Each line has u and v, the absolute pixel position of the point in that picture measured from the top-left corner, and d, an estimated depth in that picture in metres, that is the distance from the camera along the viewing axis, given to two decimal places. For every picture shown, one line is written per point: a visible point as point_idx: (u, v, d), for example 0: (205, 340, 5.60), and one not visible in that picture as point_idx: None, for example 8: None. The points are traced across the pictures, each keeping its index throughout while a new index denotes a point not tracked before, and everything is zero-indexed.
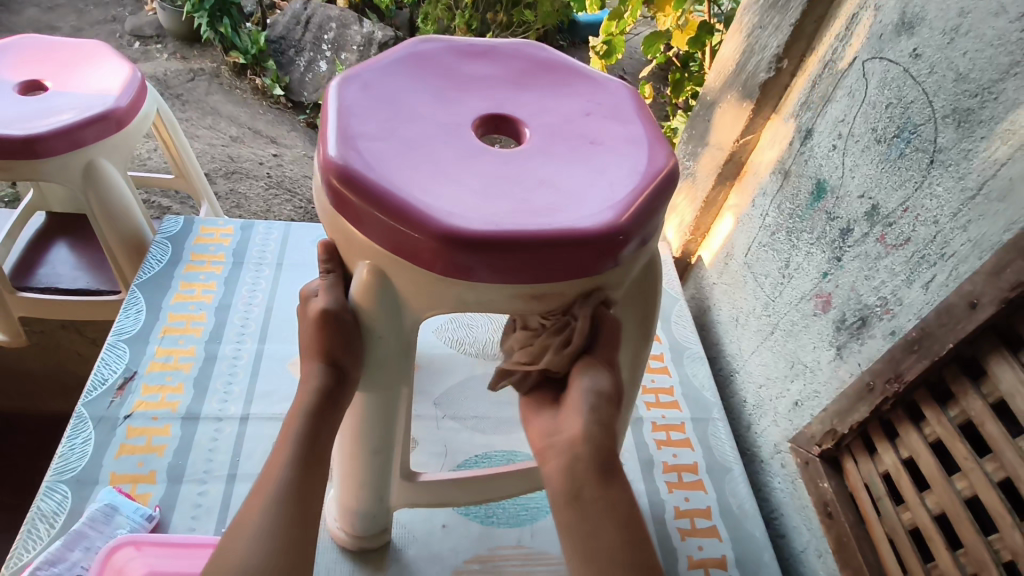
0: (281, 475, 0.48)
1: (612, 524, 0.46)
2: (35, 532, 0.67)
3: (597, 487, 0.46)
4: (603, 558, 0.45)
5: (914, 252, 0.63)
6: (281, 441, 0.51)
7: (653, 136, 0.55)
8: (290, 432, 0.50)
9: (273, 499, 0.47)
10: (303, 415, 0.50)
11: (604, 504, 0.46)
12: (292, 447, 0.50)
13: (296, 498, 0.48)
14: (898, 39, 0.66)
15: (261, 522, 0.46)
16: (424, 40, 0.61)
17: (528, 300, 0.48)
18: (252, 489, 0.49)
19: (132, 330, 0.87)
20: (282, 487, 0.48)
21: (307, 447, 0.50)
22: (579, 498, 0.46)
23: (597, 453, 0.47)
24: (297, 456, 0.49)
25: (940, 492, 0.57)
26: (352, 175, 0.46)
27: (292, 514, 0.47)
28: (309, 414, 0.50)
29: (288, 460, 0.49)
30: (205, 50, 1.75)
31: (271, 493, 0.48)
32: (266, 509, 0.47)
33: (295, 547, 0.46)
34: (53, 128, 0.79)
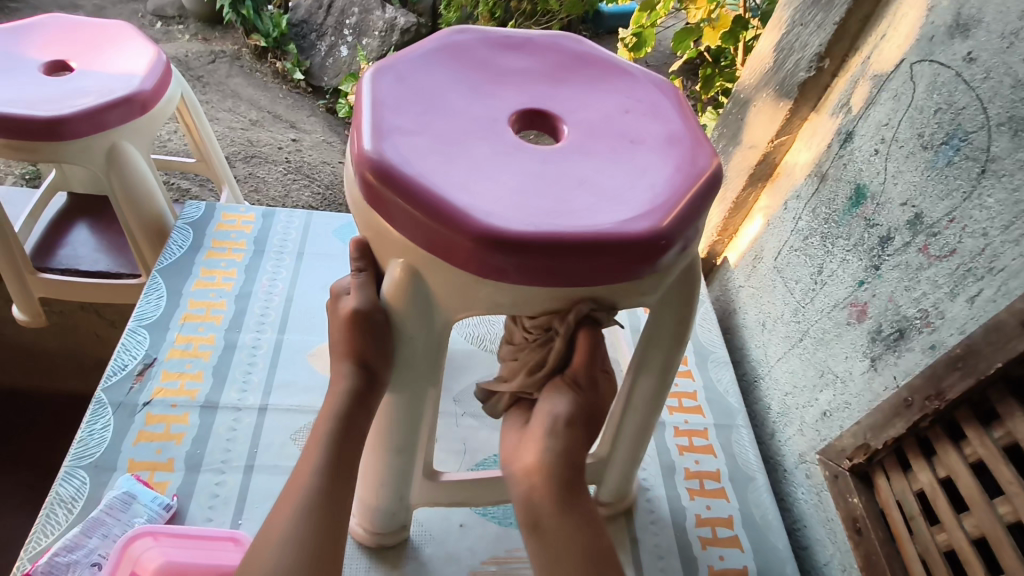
0: (311, 483, 0.50)
1: (574, 556, 0.51)
2: (55, 517, 0.66)
3: (556, 519, 0.51)
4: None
5: (960, 264, 0.61)
6: (309, 448, 0.52)
7: (694, 135, 0.53)
8: (319, 435, 0.52)
9: (303, 508, 0.49)
10: (332, 417, 0.51)
11: (567, 524, 0.51)
12: (320, 455, 0.51)
13: (325, 507, 0.49)
14: (951, 41, 0.63)
15: (290, 532, 0.48)
16: (458, 31, 0.59)
17: (565, 302, 0.47)
18: (280, 495, 0.51)
19: (153, 316, 0.87)
20: (311, 493, 0.49)
21: (337, 456, 0.51)
22: (536, 525, 0.52)
23: (553, 485, 0.52)
24: (327, 464, 0.50)
25: (980, 515, 0.55)
26: (388, 170, 0.44)
27: (318, 522, 0.49)
28: (339, 418, 0.51)
29: (316, 467, 0.50)
30: (227, 32, 1.74)
31: (301, 502, 0.49)
32: (296, 517, 0.49)
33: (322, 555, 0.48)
34: (78, 111, 0.79)
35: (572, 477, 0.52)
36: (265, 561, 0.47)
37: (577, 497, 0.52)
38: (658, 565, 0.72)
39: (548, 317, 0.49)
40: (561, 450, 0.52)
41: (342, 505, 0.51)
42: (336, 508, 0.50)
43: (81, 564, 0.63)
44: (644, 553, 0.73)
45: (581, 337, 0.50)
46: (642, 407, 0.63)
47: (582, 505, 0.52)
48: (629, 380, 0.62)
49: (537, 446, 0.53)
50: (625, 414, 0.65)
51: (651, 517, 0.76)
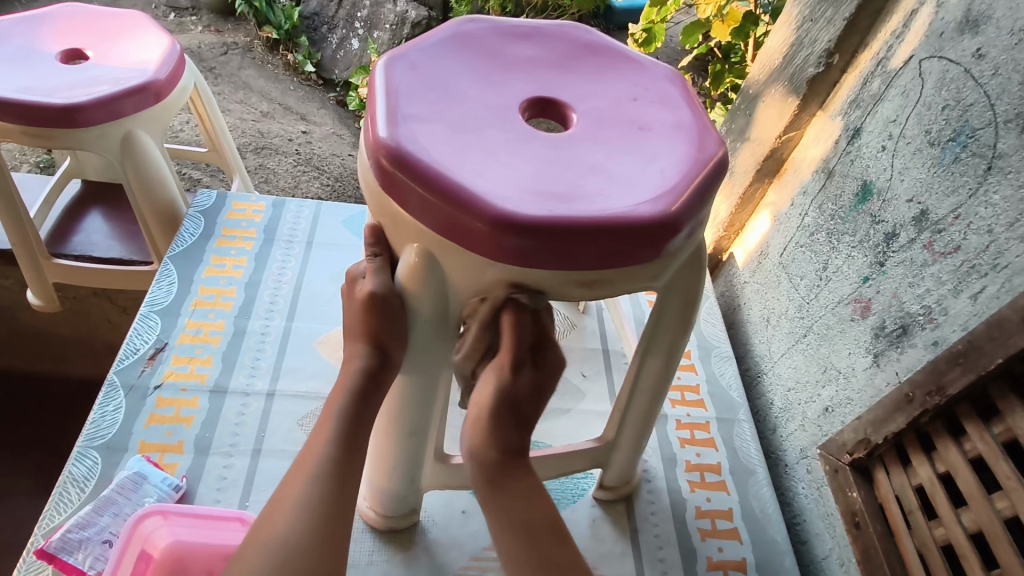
0: (324, 453, 0.51)
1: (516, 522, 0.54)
2: (67, 496, 0.68)
3: (500, 487, 0.56)
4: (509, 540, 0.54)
5: (964, 260, 0.61)
6: (323, 420, 0.53)
7: (702, 123, 0.54)
8: (334, 410, 0.53)
9: (316, 476, 0.50)
10: (347, 394, 0.52)
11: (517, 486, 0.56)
12: (334, 428, 0.52)
13: (337, 478, 0.50)
14: (961, 37, 0.63)
15: (305, 500, 0.49)
16: (468, 20, 0.60)
17: (570, 288, 0.47)
18: (295, 462, 0.52)
19: (164, 302, 0.88)
20: (327, 464, 0.51)
21: (350, 430, 0.52)
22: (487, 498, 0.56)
23: (495, 454, 0.56)
24: (340, 436, 0.52)
25: (978, 509, 0.55)
26: (403, 156, 0.45)
27: (335, 491, 0.50)
28: (353, 395, 0.52)
29: (330, 439, 0.52)
30: (239, 24, 1.75)
31: (314, 469, 0.51)
32: (309, 483, 0.50)
33: (336, 520, 0.49)
34: (93, 99, 0.80)
35: (513, 450, 0.57)
36: (281, 525, 0.49)
37: (515, 470, 0.57)
38: (657, 556, 0.73)
39: (492, 302, 0.52)
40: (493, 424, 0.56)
41: (354, 476, 0.52)
42: (347, 479, 0.51)
43: (93, 541, 0.64)
44: (644, 543, 0.74)
45: (506, 317, 0.51)
46: (648, 391, 0.65)
47: (522, 477, 0.56)
48: (636, 364, 0.63)
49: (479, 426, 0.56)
50: (632, 398, 0.66)
51: (652, 508, 0.77)
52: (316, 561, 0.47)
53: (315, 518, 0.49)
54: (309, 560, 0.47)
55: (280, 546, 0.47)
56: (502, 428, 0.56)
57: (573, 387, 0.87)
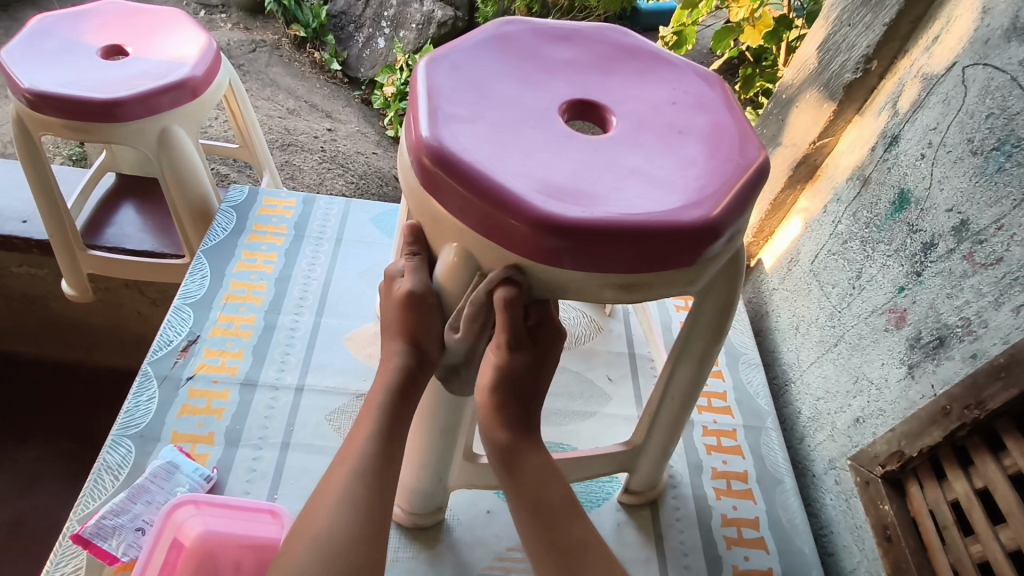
0: (364, 448, 0.51)
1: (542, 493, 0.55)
2: (102, 483, 0.70)
3: (531, 455, 0.56)
4: (547, 509, 0.55)
5: (1006, 272, 0.60)
6: (363, 416, 0.53)
7: (742, 128, 0.53)
8: (373, 407, 0.53)
9: (357, 470, 0.50)
10: (387, 391, 0.52)
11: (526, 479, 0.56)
12: (373, 424, 0.52)
13: (379, 473, 0.50)
14: (1008, 44, 0.62)
15: (343, 494, 0.49)
16: (508, 22, 0.60)
17: (607, 291, 0.47)
18: (334, 458, 0.52)
19: (197, 295, 0.90)
20: (367, 460, 0.50)
21: (389, 424, 0.52)
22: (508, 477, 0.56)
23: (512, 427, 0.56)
24: (380, 432, 0.52)
25: (1017, 526, 0.54)
26: (446, 156, 0.46)
27: (372, 486, 0.49)
28: (392, 393, 0.52)
29: (370, 434, 0.52)
30: (268, 22, 1.78)
31: (355, 465, 0.50)
32: (351, 476, 0.50)
33: (374, 516, 0.49)
34: (133, 94, 0.82)
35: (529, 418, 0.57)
36: (322, 517, 0.48)
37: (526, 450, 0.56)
38: (682, 562, 0.72)
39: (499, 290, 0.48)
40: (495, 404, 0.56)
41: (391, 474, 0.51)
42: (388, 475, 0.51)
43: (126, 528, 0.66)
44: (669, 550, 0.73)
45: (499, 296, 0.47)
46: (679, 397, 0.64)
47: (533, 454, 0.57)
48: (668, 370, 0.63)
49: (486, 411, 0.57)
50: (662, 402, 0.65)
51: (676, 515, 0.76)
52: (362, 554, 0.47)
53: (357, 512, 0.48)
54: (355, 555, 0.47)
55: (321, 538, 0.47)
56: (515, 404, 0.56)
57: (598, 390, 0.86)
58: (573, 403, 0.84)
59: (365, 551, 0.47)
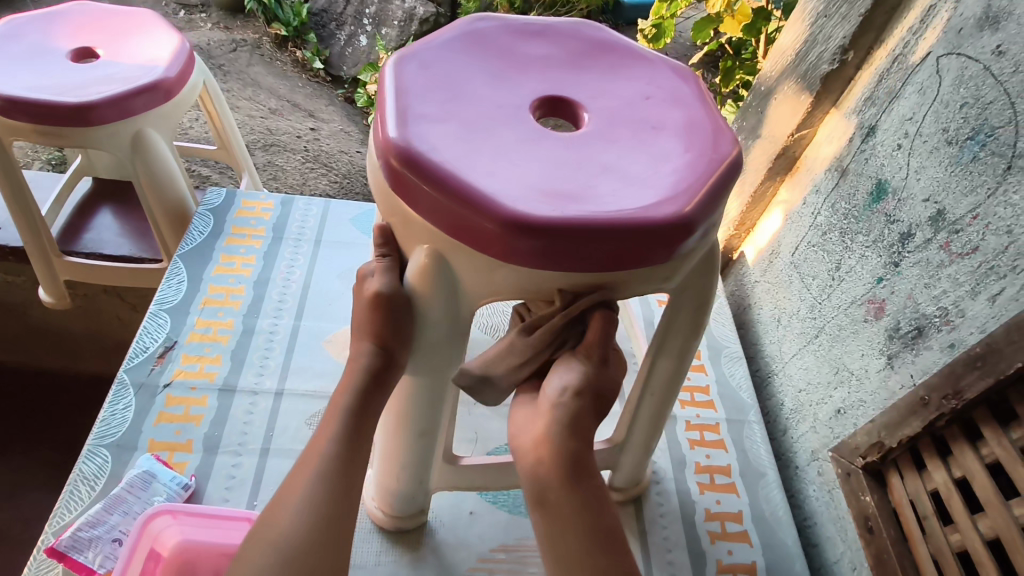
0: (327, 450, 0.49)
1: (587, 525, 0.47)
2: (78, 493, 0.69)
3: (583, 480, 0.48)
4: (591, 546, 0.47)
5: (982, 262, 0.60)
6: (327, 417, 0.51)
7: (716, 122, 0.53)
8: (338, 407, 0.51)
9: (321, 472, 0.47)
10: (352, 390, 0.51)
11: (568, 510, 0.48)
12: (338, 425, 0.50)
13: (342, 475, 0.48)
14: (981, 34, 0.62)
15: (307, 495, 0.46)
16: (479, 18, 0.59)
17: (580, 289, 0.47)
18: (298, 457, 0.50)
19: (173, 300, 0.88)
20: (329, 461, 0.48)
21: (352, 425, 0.50)
22: (543, 505, 0.48)
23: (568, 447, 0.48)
24: (344, 433, 0.49)
25: (995, 515, 0.54)
26: (414, 157, 0.45)
27: (336, 487, 0.47)
28: (358, 392, 0.51)
29: (333, 436, 0.49)
30: (248, 21, 1.77)
31: (317, 466, 0.48)
32: (315, 478, 0.47)
33: (336, 520, 0.46)
34: (105, 97, 0.80)
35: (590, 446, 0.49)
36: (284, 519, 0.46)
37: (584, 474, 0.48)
38: (666, 558, 0.72)
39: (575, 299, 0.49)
40: (571, 422, 0.48)
41: (357, 475, 0.49)
42: (353, 477, 0.48)
43: (103, 539, 0.64)
44: (652, 545, 0.73)
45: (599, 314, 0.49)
46: (659, 392, 0.64)
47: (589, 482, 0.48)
48: (648, 362, 0.62)
49: (548, 424, 0.49)
50: (643, 399, 0.65)
51: (660, 511, 0.76)
52: (323, 558, 0.45)
53: (319, 514, 0.46)
54: (316, 557, 0.45)
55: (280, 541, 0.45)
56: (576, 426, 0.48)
57: None
58: None
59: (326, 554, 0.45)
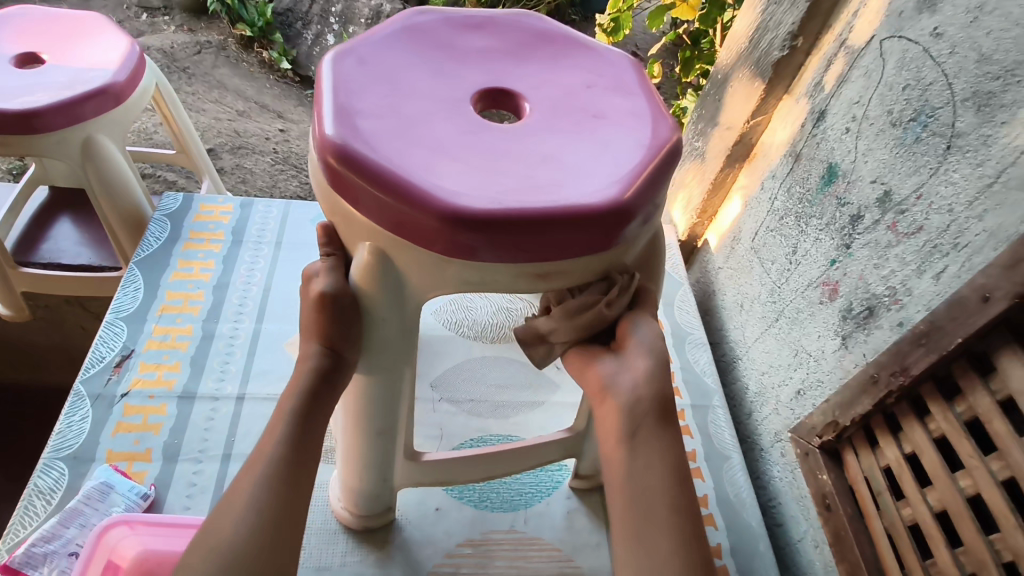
0: (272, 453, 0.47)
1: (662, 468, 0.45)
2: (33, 509, 0.67)
3: (656, 430, 0.46)
4: (652, 494, 0.44)
5: (926, 241, 0.61)
6: (272, 423, 0.49)
7: (656, 108, 0.53)
8: (285, 410, 0.49)
9: (265, 475, 0.46)
10: (299, 393, 0.50)
11: (656, 449, 0.45)
12: (284, 427, 0.48)
13: (289, 477, 0.46)
14: (919, 16, 0.63)
15: (252, 498, 0.44)
16: (419, 11, 0.59)
17: (522, 280, 0.47)
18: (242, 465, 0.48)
19: (130, 308, 0.87)
20: (276, 463, 0.46)
21: (300, 427, 0.49)
22: (631, 441, 0.46)
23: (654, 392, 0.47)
24: (291, 435, 0.48)
25: (943, 488, 0.55)
26: (350, 153, 0.44)
27: (281, 491, 0.45)
28: (305, 393, 0.50)
29: (279, 439, 0.48)
30: (212, 22, 1.73)
31: (260, 471, 0.46)
32: (259, 483, 0.45)
33: (282, 524, 0.44)
34: (51, 104, 0.78)
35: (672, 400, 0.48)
36: (227, 524, 0.44)
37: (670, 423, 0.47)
38: None
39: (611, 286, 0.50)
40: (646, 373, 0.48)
41: (304, 477, 0.47)
42: (300, 478, 0.47)
43: (58, 554, 0.64)
44: None
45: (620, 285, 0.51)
46: None
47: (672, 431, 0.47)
48: None
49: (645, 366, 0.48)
50: None
51: None
52: (267, 564, 0.43)
53: (262, 519, 0.44)
54: (260, 562, 0.43)
55: (222, 548, 0.42)
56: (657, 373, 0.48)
57: (547, 379, 0.87)
58: (522, 394, 0.84)
59: (273, 558, 0.43)
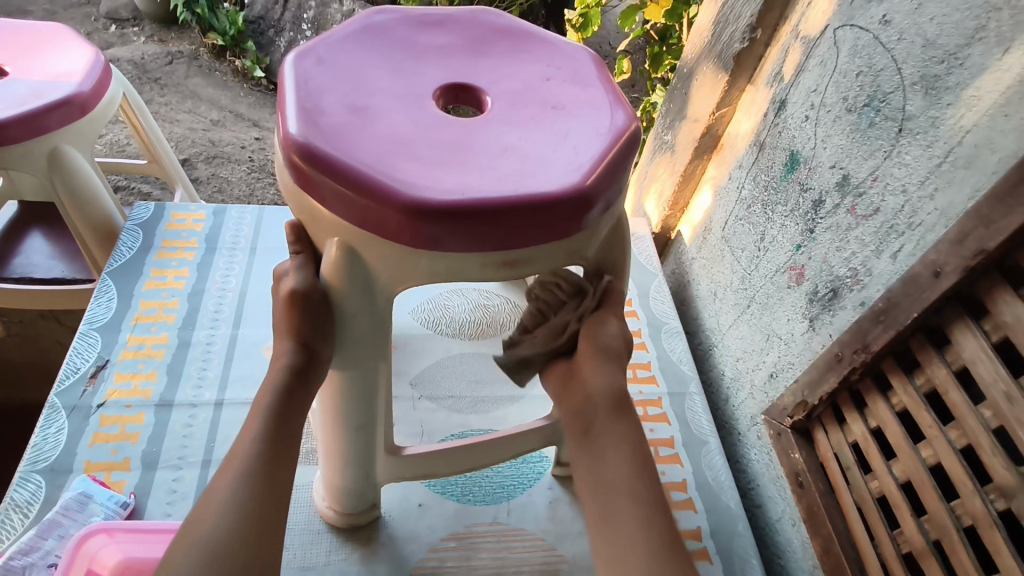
0: (249, 450, 0.47)
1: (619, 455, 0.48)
2: (10, 523, 0.67)
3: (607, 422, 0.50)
4: (611, 485, 0.47)
5: (883, 222, 0.63)
6: (249, 420, 0.50)
7: (614, 98, 0.54)
8: (260, 407, 0.50)
9: (242, 473, 0.46)
10: (274, 390, 0.50)
11: (611, 437, 0.49)
12: (260, 425, 0.49)
13: (266, 474, 0.46)
14: (869, 5, 0.65)
15: (230, 496, 0.45)
16: (379, 11, 0.59)
17: (489, 270, 0.48)
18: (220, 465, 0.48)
19: (104, 319, 0.86)
20: (253, 460, 0.47)
21: (276, 424, 0.49)
22: (587, 446, 0.50)
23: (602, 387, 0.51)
24: (268, 432, 0.48)
25: (906, 459, 0.57)
26: (314, 151, 0.45)
27: (258, 488, 0.46)
28: (280, 390, 0.50)
29: (256, 436, 0.48)
30: (183, 32, 1.74)
31: (238, 469, 0.46)
32: (236, 480, 0.46)
33: (261, 519, 0.45)
34: (15, 115, 0.77)
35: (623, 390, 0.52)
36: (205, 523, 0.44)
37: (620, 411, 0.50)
38: None
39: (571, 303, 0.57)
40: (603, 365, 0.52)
41: (282, 472, 0.48)
42: (278, 475, 0.47)
43: (37, 566, 0.63)
44: None
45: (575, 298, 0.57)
46: None
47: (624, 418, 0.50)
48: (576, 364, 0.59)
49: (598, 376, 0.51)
50: None
51: None
52: (248, 559, 0.43)
53: (240, 514, 0.44)
54: (243, 555, 0.43)
55: (201, 545, 0.43)
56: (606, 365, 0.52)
57: None
58: (502, 389, 0.85)
59: (254, 551, 0.43)
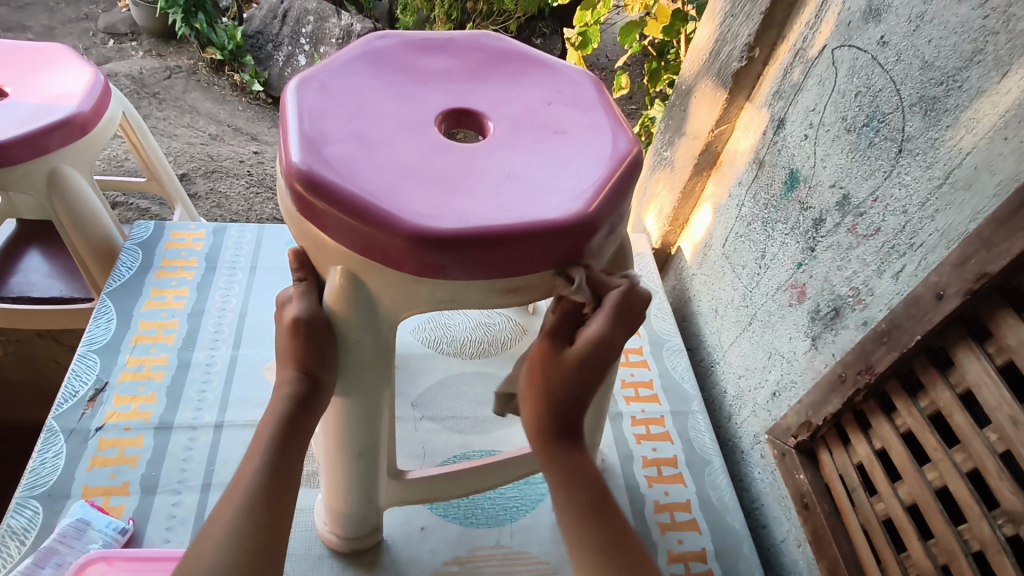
0: (251, 482, 0.47)
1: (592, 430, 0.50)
2: (6, 550, 0.66)
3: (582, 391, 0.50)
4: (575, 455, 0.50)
5: (884, 242, 0.63)
6: (251, 450, 0.49)
7: (615, 121, 0.55)
8: (263, 436, 0.50)
9: (245, 505, 0.45)
10: (278, 419, 0.50)
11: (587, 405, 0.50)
12: (263, 455, 0.48)
13: (269, 506, 0.46)
14: (866, 26, 0.65)
15: (233, 529, 0.44)
16: (380, 36, 0.60)
17: (493, 296, 0.48)
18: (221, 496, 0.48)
19: (103, 340, 0.86)
20: (256, 491, 0.46)
21: (279, 455, 0.48)
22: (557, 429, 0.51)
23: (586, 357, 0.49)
24: (270, 462, 0.48)
25: (911, 482, 0.57)
26: (316, 179, 0.44)
27: (260, 521, 0.45)
28: (282, 419, 0.50)
29: (259, 467, 0.48)
30: (182, 46, 1.75)
31: (240, 501, 0.46)
32: (239, 512, 0.45)
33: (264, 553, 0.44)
34: (17, 135, 0.77)
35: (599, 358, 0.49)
36: (207, 557, 0.43)
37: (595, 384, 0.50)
38: None
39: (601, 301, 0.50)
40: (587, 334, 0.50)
41: (285, 503, 0.47)
42: (280, 506, 0.47)
43: None
44: None
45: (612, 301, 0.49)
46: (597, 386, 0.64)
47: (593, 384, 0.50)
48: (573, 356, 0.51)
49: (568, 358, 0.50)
50: None
51: None
52: None
53: (242, 548, 0.44)
54: None
55: None
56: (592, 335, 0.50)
57: None
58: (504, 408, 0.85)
59: None
